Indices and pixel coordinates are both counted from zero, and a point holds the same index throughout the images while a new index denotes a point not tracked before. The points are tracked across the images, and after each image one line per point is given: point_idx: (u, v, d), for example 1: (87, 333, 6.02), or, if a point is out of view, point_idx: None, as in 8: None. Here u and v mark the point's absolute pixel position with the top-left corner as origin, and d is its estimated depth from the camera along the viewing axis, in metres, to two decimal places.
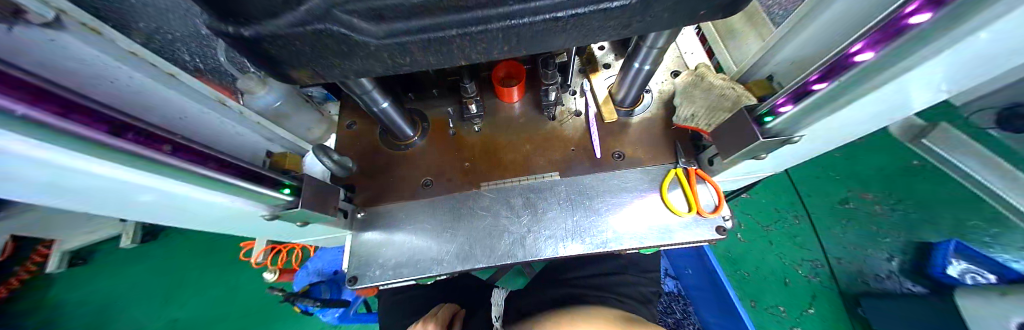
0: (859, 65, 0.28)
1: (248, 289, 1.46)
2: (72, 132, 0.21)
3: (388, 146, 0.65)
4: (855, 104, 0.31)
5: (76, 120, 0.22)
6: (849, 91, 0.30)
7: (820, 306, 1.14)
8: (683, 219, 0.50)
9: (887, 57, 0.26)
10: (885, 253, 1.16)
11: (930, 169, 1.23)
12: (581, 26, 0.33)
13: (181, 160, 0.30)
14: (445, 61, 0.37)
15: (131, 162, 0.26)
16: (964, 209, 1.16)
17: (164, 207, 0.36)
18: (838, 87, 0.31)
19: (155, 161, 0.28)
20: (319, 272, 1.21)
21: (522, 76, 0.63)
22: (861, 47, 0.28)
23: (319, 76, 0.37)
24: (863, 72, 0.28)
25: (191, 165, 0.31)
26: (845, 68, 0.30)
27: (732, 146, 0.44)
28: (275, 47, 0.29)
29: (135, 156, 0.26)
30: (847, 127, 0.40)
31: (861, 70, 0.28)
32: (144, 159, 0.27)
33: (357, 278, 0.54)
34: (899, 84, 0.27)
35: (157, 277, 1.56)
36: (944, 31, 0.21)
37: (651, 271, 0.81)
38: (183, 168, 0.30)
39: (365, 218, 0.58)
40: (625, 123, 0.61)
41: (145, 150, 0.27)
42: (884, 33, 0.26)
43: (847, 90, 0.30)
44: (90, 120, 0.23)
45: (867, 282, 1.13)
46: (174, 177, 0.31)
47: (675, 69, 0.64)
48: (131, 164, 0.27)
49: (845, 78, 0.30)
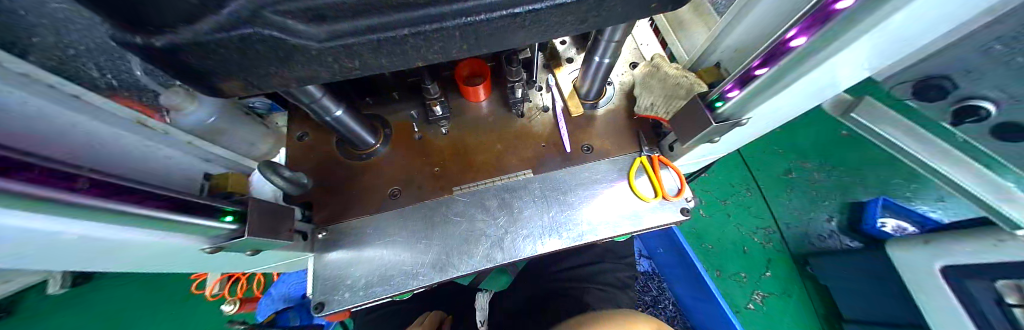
0: (795, 49, 0.31)
1: (206, 327, 1.30)
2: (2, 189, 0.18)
3: (347, 157, 0.60)
4: (795, 85, 0.34)
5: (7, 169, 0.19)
6: (788, 73, 0.33)
7: (776, 269, 1.27)
8: (651, 204, 0.53)
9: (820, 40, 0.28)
10: (825, 215, 1.32)
11: (856, 137, 1.41)
12: (539, 23, 0.32)
13: (109, 198, 0.26)
14: (402, 63, 0.35)
15: (51, 211, 0.22)
16: (884, 170, 1.35)
17: (78, 256, 0.30)
18: (781, 68, 0.33)
19: (83, 206, 0.24)
20: (285, 297, 1.10)
21: (487, 74, 0.61)
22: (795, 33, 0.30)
23: (255, 87, 0.33)
24: (800, 55, 0.31)
25: (123, 202, 0.27)
26: (784, 53, 0.32)
27: (688, 131, 0.47)
28: (195, 56, 0.25)
29: (60, 204, 0.22)
30: (783, 109, 0.44)
31: (798, 53, 0.31)
32: (76, 206, 0.23)
33: (324, 303, 0.49)
34: (821, 70, 0.31)
35: (87, 329, 1.34)
36: (855, 19, 0.24)
37: (629, 256, 0.84)
38: (109, 209, 0.26)
39: (328, 237, 0.54)
40: (592, 115, 0.62)
41: (73, 195, 0.23)
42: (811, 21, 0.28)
43: (788, 71, 0.33)
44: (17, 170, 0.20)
45: (812, 242, 1.28)
46: (93, 219, 0.26)
47: (633, 61, 0.67)
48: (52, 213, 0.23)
49: (787, 61, 0.32)
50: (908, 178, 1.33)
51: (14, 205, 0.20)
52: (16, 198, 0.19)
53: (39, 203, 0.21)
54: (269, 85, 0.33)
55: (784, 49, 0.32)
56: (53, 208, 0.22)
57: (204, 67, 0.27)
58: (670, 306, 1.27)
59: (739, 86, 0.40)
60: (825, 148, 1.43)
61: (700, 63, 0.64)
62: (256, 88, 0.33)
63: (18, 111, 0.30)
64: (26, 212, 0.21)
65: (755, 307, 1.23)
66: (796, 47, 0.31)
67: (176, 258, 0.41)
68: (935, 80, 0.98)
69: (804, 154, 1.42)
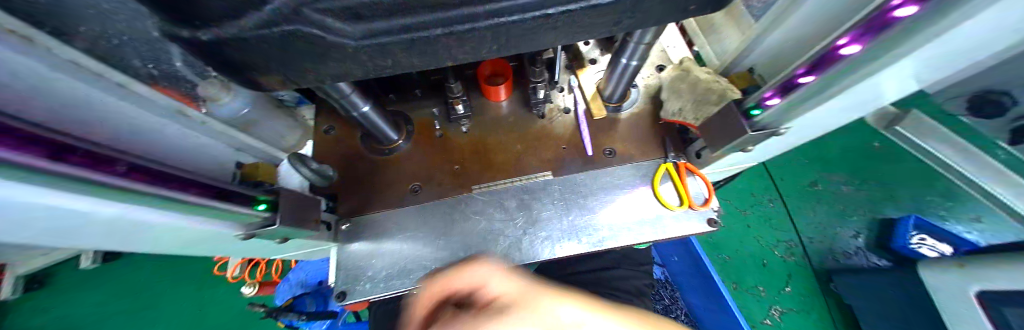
0: (848, 58, 0.29)
1: (227, 306, 1.37)
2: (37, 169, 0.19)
3: (370, 152, 0.62)
4: (845, 95, 0.32)
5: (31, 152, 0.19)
6: (833, 81, 0.31)
7: (796, 284, 1.22)
8: (675, 213, 0.51)
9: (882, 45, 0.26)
10: (852, 231, 1.25)
11: (891, 149, 1.34)
12: (570, 24, 0.32)
13: (141, 182, 0.27)
14: (431, 62, 0.35)
15: (101, 193, 0.24)
16: (919, 186, 1.28)
17: (126, 238, 0.33)
18: (828, 78, 0.32)
19: (116, 188, 0.24)
20: (302, 283, 1.15)
21: (509, 74, 0.61)
22: (846, 40, 0.30)
23: (293, 82, 0.33)
24: (848, 64, 0.29)
25: (160, 188, 0.28)
26: (833, 61, 0.31)
27: (720, 138, 0.45)
28: (240, 48, 0.26)
29: (109, 188, 0.24)
30: (827, 118, 0.42)
31: (848, 63, 0.29)
32: (110, 187, 0.24)
33: (347, 292, 0.51)
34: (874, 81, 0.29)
35: (121, 301, 1.43)
36: (917, 31, 0.22)
37: (645, 263, 0.82)
38: (146, 195, 0.27)
39: (352, 228, 0.55)
40: (615, 118, 0.61)
41: (107, 178, 0.24)
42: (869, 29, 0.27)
43: (832, 80, 0.31)
44: (40, 150, 0.20)
45: (836, 258, 1.22)
46: (138, 202, 0.28)
47: (659, 64, 0.65)
48: (93, 194, 0.24)
49: (835, 70, 0.31)
50: (943, 195, 1.25)
51: (68, 186, 0.21)
52: (67, 178, 0.21)
53: (84, 185, 0.22)
54: (309, 82, 0.34)
55: (833, 56, 0.32)
56: (104, 191, 0.24)
57: (243, 63, 0.28)
58: (683, 316, 1.24)
59: (779, 94, 0.38)
60: (855, 160, 1.35)
61: (732, 67, 0.62)
62: (296, 84, 0.34)
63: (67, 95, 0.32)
64: (68, 194, 0.22)
65: (773, 322, 1.18)
66: (848, 56, 0.30)
67: (212, 243, 0.43)
68: (993, 95, 1.05)
69: (832, 165, 1.35)
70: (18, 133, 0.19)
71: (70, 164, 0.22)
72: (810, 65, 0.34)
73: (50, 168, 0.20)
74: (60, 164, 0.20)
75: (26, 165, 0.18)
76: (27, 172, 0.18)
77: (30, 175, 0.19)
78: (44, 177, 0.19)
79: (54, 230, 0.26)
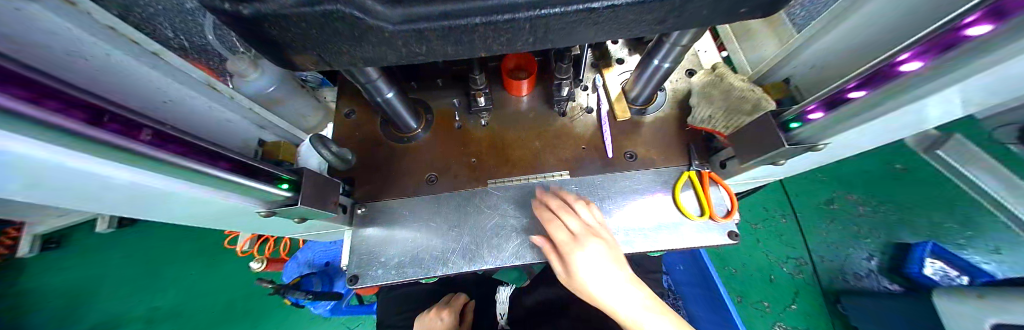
0: (908, 74, 0.27)
1: (235, 279, 1.40)
2: (58, 128, 0.18)
3: (390, 138, 0.62)
4: (894, 114, 0.30)
5: (66, 114, 0.19)
6: (886, 102, 0.29)
7: (803, 301, 1.19)
8: (696, 223, 0.50)
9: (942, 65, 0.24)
10: (866, 253, 1.20)
11: (914, 173, 1.29)
12: (613, 20, 0.29)
13: (166, 152, 0.26)
14: (464, 52, 0.33)
15: (128, 160, 0.24)
16: (939, 213, 1.23)
17: (151, 205, 0.33)
18: (881, 94, 0.29)
19: (141, 155, 0.24)
20: (310, 262, 1.17)
21: (533, 69, 0.60)
22: (908, 56, 0.27)
23: (325, 63, 0.32)
24: (906, 83, 0.27)
25: (187, 160, 0.28)
26: (890, 77, 0.29)
27: (752, 150, 0.43)
28: (276, 30, 0.24)
29: (138, 156, 0.24)
30: (871, 136, 0.39)
31: (907, 80, 0.27)
32: (132, 154, 0.23)
33: (359, 276, 0.51)
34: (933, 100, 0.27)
35: (133, 265, 1.48)
36: (987, 51, 0.21)
37: (654, 271, 0.82)
38: (178, 165, 0.27)
39: (367, 213, 0.55)
40: (638, 121, 0.60)
41: (130, 143, 0.23)
42: (936, 44, 0.25)
43: (885, 100, 0.29)
44: (75, 111, 0.20)
45: (846, 280, 1.18)
46: (170, 172, 0.28)
47: (690, 68, 0.62)
48: (117, 159, 0.24)
49: (889, 87, 0.29)
50: (964, 225, 1.20)
51: (97, 152, 0.22)
52: (83, 140, 0.20)
53: (112, 151, 0.22)
54: (342, 63, 0.33)
55: (891, 73, 0.29)
56: (134, 159, 0.24)
57: (277, 43, 0.27)
58: None
59: (823, 107, 0.35)
60: (876, 181, 1.31)
61: (767, 77, 0.60)
62: (327, 64, 0.33)
63: (63, 52, 0.32)
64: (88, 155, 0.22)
65: None
66: (908, 72, 0.27)
67: (234, 217, 0.43)
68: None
69: (852, 185, 1.31)
70: (70, 97, 0.20)
71: (109, 131, 0.22)
72: (861, 79, 0.31)
73: (89, 132, 0.20)
74: (98, 129, 0.21)
75: (50, 124, 0.18)
76: (53, 132, 0.18)
77: (58, 135, 0.19)
78: (77, 139, 0.20)
79: (84, 191, 0.26)
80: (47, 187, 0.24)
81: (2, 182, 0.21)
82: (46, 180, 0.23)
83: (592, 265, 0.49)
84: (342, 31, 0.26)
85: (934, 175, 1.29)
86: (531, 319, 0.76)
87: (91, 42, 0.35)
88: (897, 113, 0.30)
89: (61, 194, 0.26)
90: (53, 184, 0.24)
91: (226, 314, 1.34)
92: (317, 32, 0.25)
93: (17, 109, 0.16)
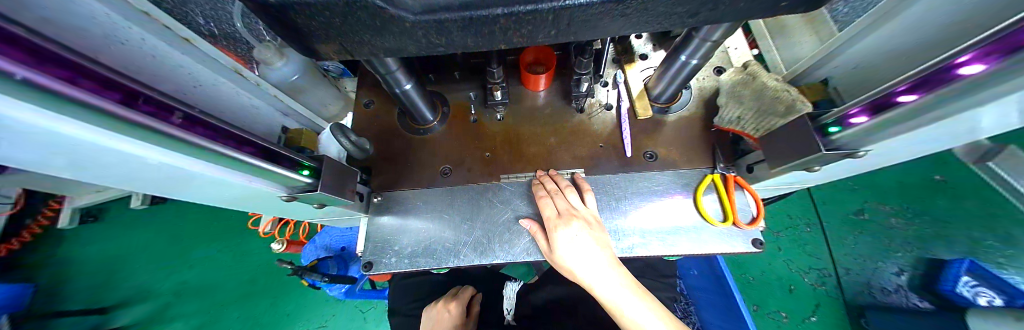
0: (963, 78, 0.23)
1: (256, 259, 1.47)
2: (89, 106, 0.19)
3: (406, 129, 0.62)
4: (949, 121, 0.27)
5: (95, 92, 0.20)
6: (936, 109, 0.26)
7: (824, 314, 1.13)
8: (716, 228, 0.48)
9: (999, 72, 0.21)
10: (895, 267, 1.13)
11: (953, 184, 1.21)
12: (642, 12, 0.26)
13: (193, 134, 0.27)
14: (484, 44, 0.31)
15: (161, 142, 0.25)
16: (979, 229, 1.14)
17: (177, 185, 0.35)
18: (932, 98, 0.26)
19: (169, 137, 0.25)
20: (327, 247, 1.22)
21: (552, 63, 0.59)
22: (969, 57, 0.24)
23: (348, 53, 0.31)
24: (956, 90, 0.24)
25: (214, 143, 0.29)
26: (941, 82, 0.25)
27: (783, 154, 0.41)
28: (302, 18, 0.24)
29: (170, 138, 0.25)
30: (920, 144, 0.36)
31: (962, 84, 0.24)
32: (161, 134, 0.24)
33: (374, 263, 0.53)
34: (997, 106, 0.24)
35: (164, 240, 1.58)
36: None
37: (667, 275, 0.80)
38: (207, 148, 0.28)
39: (382, 203, 0.56)
40: (660, 120, 0.58)
41: (158, 123, 0.24)
42: (1000, 43, 0.22)
43: (935, 106, 0.26)
44: (107, 91, 0.21)
45: (873, 294, 1.11)
46: (197, 155, 0.29)
47: (719, 66, 0.60)
48: (150, 140, 0.24)
49: (944, 91, 0.25)
50: (1005, 242, 1.11)
51: (131, 133, 0.23)
52: (116, 119, 0.21)
53: (145, 132, 0.23)
54: (363, 55, 0.32)
55: (947, 76, 0.25)
56: (167, 141, 0.25)
57: (301, 34, 0.26)
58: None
59: (867, 111, 0.32)
60: (912, 191, 1.23)
61: (802, 78, 0.56)
62: (348, 55, 0.32)
63: (104, 37, 0.34)
64: (120, 135, 0.23)
65: None
66: (967, 76, 0.23)
67: (258, 200, 0.45)
68: None
69: (885, 195, 1.23)
70: (100, 76, 0.21)
71: (139, 112, 0.23)
72: (913, 82, 0.28)
73: (124, 114, 0.21)
74: (130, 110, 0.22)
75: (84, 102, 0.19)
76: (93, 112, 0.20)
77: (94, 116, 0.20)
78: (107, 119, 0.21)
79: (123, 171, 0.28)
80: (92, 166, 0.26)
81: (48, 158, 0.23)
82: (86, 159, 0.24)
83: (576, 249, 0.46)
84: (363, 22, 0.25)
85: (977, 188, 1.19)
86: (538, 316, 0.77)
87: (126, 26, 0.36)
88: (950, 120, 0.27)
89: (100, 174, 0.28)
90: (91, 163, 0.25)
91: (247, 292, 1.42)
92: (337, 23, 0.25)
93: (52, 87, 0.17)
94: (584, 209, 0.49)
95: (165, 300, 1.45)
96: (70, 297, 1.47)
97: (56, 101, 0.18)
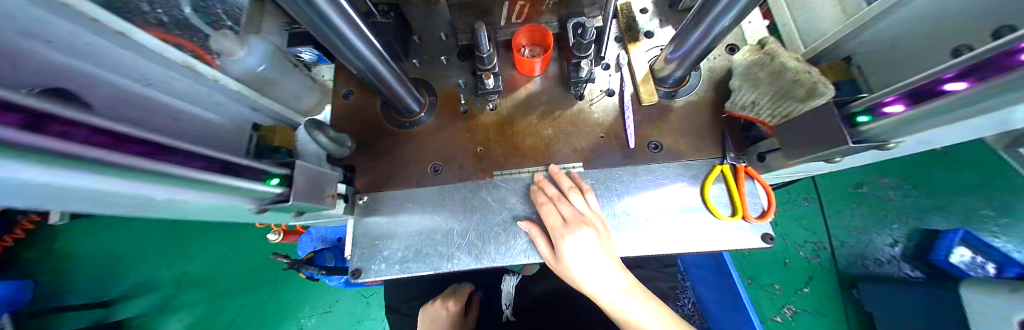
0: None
1: (257, 249, 1.46)
2: (49, 152, 0.16)
3: (391, 124, 0.57)
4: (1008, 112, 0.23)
5: (52, 135, 0.16)
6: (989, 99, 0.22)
7: (817, 286, 1.16)
8: (724, 224, 0.45)
9: None
10: (889, 239, 1.14)
11: (953, 155, 1.21)
12: None
13: (158, 161, 0.23)
14: None
15: (124, 176, 0.21)
16: (975, 198, 1.15)
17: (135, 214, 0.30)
18: (987, 91, 0.22)
19: (140, 170, 0.22)
20: (323, 238, 1.19)
21: (549, 44, 0.53)
22: None
23: None
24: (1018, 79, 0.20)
25: (184, 170, 0.25)
26: (1000, 69, 0.21)
27: (802, 144, 0.37)
28: None
29: (134, 171, 0.22)
30: (955, 135, 0.32)
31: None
32: (129, 169, 0.21)
33: (362, 271, 0.49)
34: None
35: (164, 232, 1.56)
36: None
37: (668, 265, 0.80)
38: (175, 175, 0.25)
39: (368, 204, 0.53)
40: (667, 106, 0.53)
41: (121, 157, 0.20)
42: None
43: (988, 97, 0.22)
44: (60, 129, 0.17)
45: (866, 265, 1.14)
46: (169, 183, 0.25)
47: (732, 43, 0.55)
48: (119, 176, 0.21)
49: (1003, 80, 0.21)
50: (1000, 210, 1.12)
51: (93, 171, 0.19)
52: (79, 162, 0.18)
53: (108, 169, 0.20)
54: None
55: (1009, 62, 0.21)
56: (125, 174, 0.21)
57: None
58: (689, 304, 1.23)
59: (906, 100, 0.28)
60: (912, 163, 1.22)
61: (820, 59, 0.51)
62: None
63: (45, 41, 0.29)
64: (84, 176, 0.19)
65: (782, 320, 1.15)
66: None
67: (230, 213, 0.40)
68: None
69: (885, 167, 1.23)
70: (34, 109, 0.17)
71: (91, 145, 0.19)
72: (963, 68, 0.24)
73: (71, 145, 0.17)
74: (88, 147, 0.18)
75: (44, 150, 0.16)
76: (40, 155, 0.16)
77: (53, 161, 0.17)
78: (67, 162, 0.17)
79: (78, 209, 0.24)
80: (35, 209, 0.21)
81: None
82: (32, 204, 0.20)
83: (583, 255, 0.44)
84: None
85: (978, 157, 1.19)
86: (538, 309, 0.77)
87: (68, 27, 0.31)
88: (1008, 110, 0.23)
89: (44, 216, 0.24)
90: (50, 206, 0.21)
91: (250, 282, 1.42)
92: None
93: (12, 139, 0.14)
94: (592, 213, 0.46)
95: (167, 293, 1.45)
96: (71, 292, 1.46)
97: (10, 155, 0.14)
